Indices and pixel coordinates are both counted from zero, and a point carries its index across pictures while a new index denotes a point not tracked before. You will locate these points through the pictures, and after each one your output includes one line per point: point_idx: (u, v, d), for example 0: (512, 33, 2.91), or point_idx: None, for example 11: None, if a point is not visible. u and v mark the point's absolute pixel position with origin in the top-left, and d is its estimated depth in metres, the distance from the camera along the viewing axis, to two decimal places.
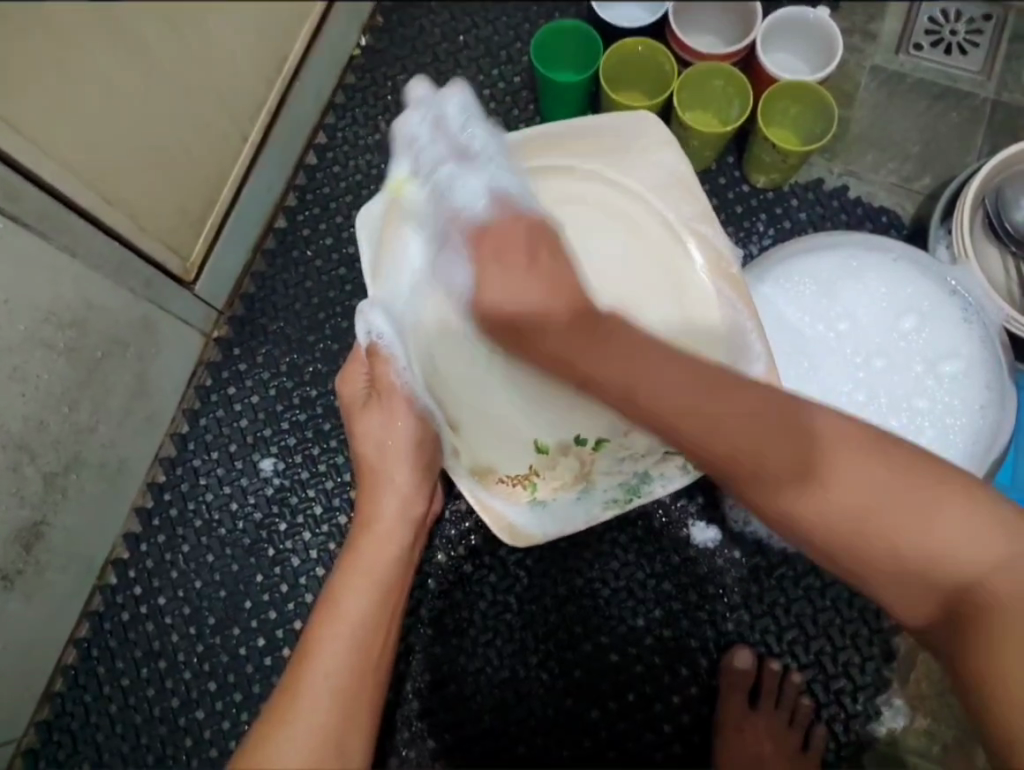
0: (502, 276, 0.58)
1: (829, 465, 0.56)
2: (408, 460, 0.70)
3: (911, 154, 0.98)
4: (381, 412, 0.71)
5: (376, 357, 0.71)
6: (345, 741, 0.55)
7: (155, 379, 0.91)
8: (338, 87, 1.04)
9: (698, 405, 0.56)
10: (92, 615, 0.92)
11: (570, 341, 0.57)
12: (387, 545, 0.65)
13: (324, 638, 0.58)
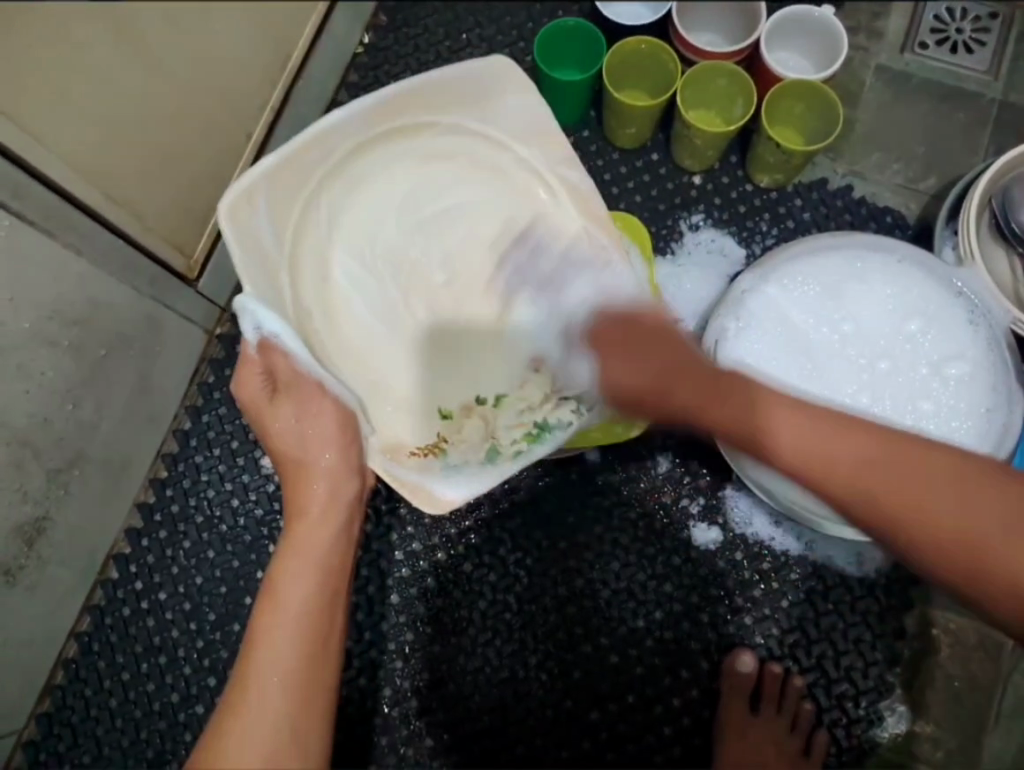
0: (622, 362, 0.67)
1: (954, 505, 0.53)
2: (331, 444, 0.64)
3: (916, 154, 0.97)
4: (295, 404, 0.65)
5: (271, 351, 0.64)
6: (299, 728, 0.55)
7: (158, 376, 0.91)
8: (341, 86, 1.04)
9: (816, 446, 0.58)
10: (93, 610, 0.92)
11: (701, 393, 0.63)
12: (321, 531, 0.61)
13: (270, 631, 0.56)
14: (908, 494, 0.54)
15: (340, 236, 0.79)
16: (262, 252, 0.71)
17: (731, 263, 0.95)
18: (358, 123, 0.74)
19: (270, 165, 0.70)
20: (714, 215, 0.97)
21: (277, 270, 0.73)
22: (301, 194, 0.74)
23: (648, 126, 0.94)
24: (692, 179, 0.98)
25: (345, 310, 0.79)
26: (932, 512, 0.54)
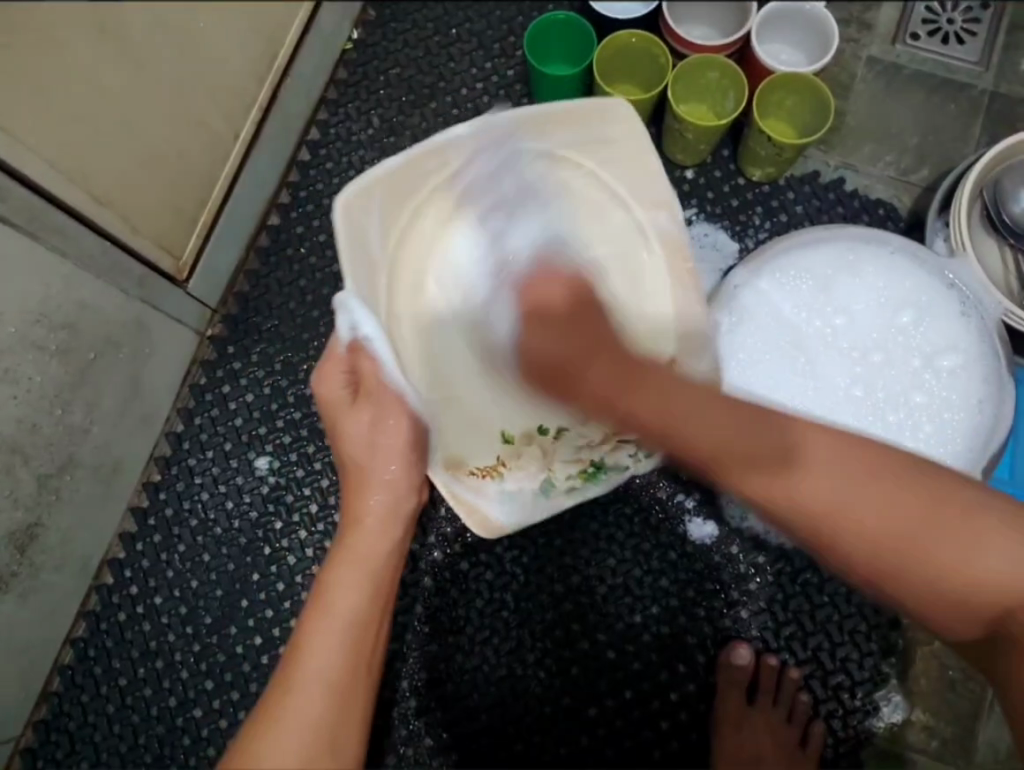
0: (541, 335, 0.70)
1: (866, 503, 0.56)
2: (399, 458, 0.63)
3: (908, 145, 0.97)
4: (373, 409, 0.63)
5: (359, 355, 0.62)
6: (338, 739, 0.55)
7: (149, 378, 0.91)
8: (330, 83, 1.03)
9: (736, 439, 0.58)
10: (89, 615, 0.92)
11: (614, 385, 0.63)
12: (376, 541, 0.61)
13: (315, 637, 0.57)
14: (825, 490, 0.56)
15: (439, 240, 0.77)
16: (365, 251, 0.68)
17: (724, 257, 0.95)
18: (479, 143, 0.70)
19: (394, 167, 0.68)
20: (706, 209, 0.96)
21: (377, 267, 0.71)
22: (410, 200, 0.73)
23: (640, 120, 0.93)
24: (684, 173, 0.97)
25: (416, 307, 0.78)
26: (842, 506, 0.56)
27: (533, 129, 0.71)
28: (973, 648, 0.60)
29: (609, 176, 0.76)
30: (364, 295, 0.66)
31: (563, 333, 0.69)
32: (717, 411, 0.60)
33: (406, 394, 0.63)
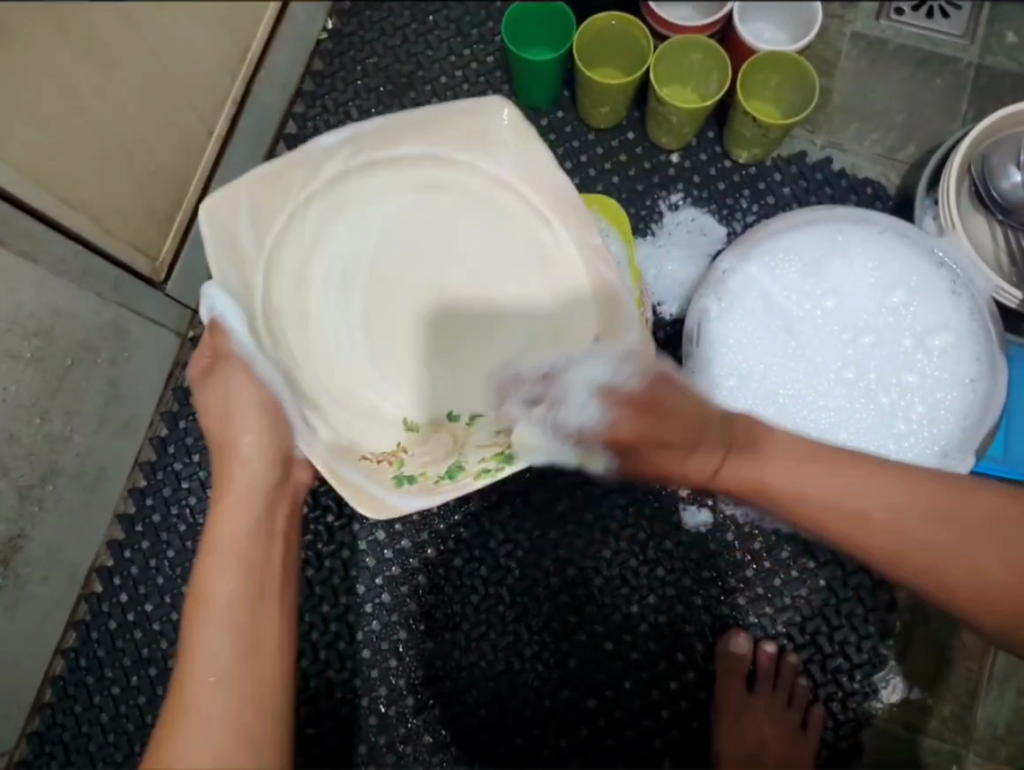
0: (640, 424, 0.61)
1: (951, 546, 0.61)
2: (251, 433, 0.61)
3: (895, 123, 0.96)
4: (224, 389, 0.62)
5: (217, 335, 0.61)
6: (244, 725, 0.57)
7: (129, 384, 0.89)
8: (305, 74, 1.00)
9: (848, 505, 0.62)
10: (79, 625, 0.91)
11: (735, 454, 0.64)
12: (241, 521, 0.62)
13: (204, 636, 0.59)
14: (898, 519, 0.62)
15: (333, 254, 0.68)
16: (235, 256, 0.62)
17: (711, 241, 0.94)
18: (349, 151, 0.65)
19: (263, 173, 0.62)
20: (693, 194, 0.95)
21: (251, 272, 0.63)
22: (283, 207, 0.64)
23: (623, 105, 0.92)
24: (669, 157, 0.96)
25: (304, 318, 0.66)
26: (928, 551, 0.62)
27: (405, 134, 0.65)
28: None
29: (511, 179, 0.68)
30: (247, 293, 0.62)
31: (667, 416, 0.62)
32: (803, 462, 0.63)
33: (253, 363, 0.61)
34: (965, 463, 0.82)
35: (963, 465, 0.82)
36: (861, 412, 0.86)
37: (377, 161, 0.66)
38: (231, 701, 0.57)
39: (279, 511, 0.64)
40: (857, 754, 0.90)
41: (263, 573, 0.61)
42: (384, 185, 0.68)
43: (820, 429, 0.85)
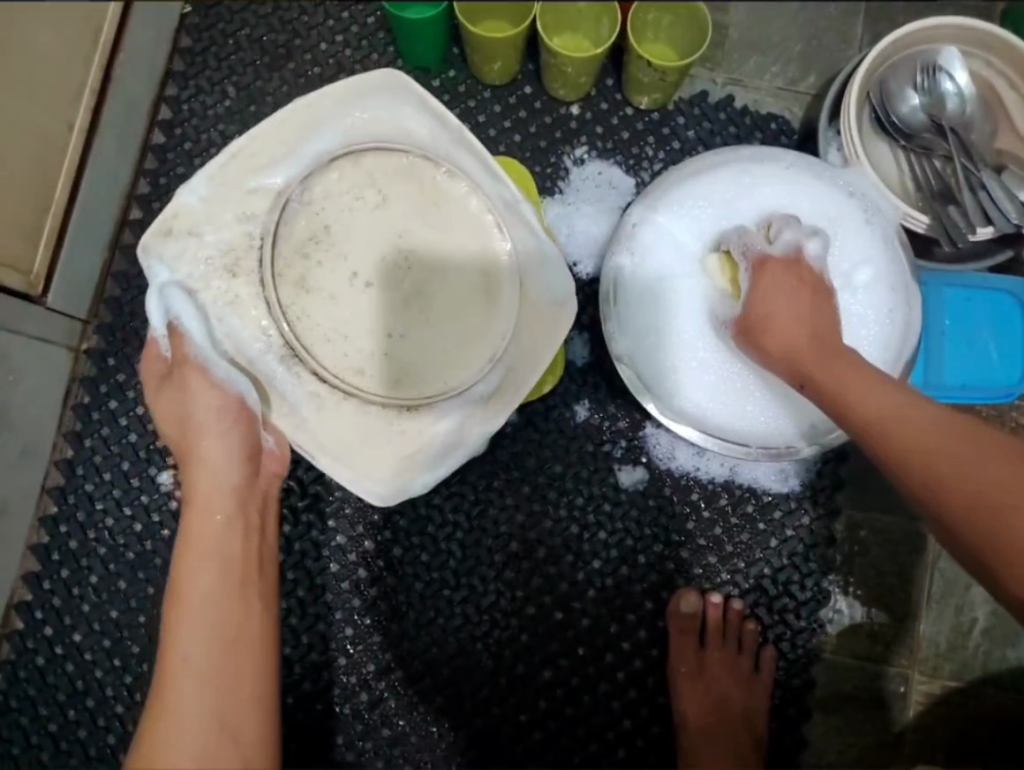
0: (784, 295, 0.74)
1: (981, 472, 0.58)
2: (214, 428, 0.69)
3: (793, 54, 0.93)
4: (182, 387, 0.70)
5: (176, 333, 0.70)
6: (225, 720, 0.59)
7: (21, 409, 0.83)
8: (174, 54, 0.93)
9: (894, 413, 0.62)
10: (5, 666, 0.86)
11: (812, 349, 0.70)
12: (208, 518, 0.66)
13: (180, 635, 0.61)
14: (936, 435, 0.60)
15: (300, 302, 0.79)
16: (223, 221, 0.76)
17: (621, 194, 0.91)
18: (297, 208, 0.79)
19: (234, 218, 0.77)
20: (597, 147, 0.91)
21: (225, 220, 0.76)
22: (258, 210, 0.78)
23: (513, 58, 0.87)
24: (569, 110, 0.92)
25: (273, 178, 0.78)
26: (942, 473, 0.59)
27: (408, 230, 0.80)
28: None
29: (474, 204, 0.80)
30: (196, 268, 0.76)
31: (787, 295, 0.74)
32: (869, 382, 0.65)
33: (212, 366, 0.71)
34: None
35: None
36: None
37: (356, 237, 0.80)
38: (208, 698, 0.59)
39: (252, 506, 0.69)
40: (808, 690, 0.92)
41: (243, 568, 0.65)
42: (360, 235, 0.80)
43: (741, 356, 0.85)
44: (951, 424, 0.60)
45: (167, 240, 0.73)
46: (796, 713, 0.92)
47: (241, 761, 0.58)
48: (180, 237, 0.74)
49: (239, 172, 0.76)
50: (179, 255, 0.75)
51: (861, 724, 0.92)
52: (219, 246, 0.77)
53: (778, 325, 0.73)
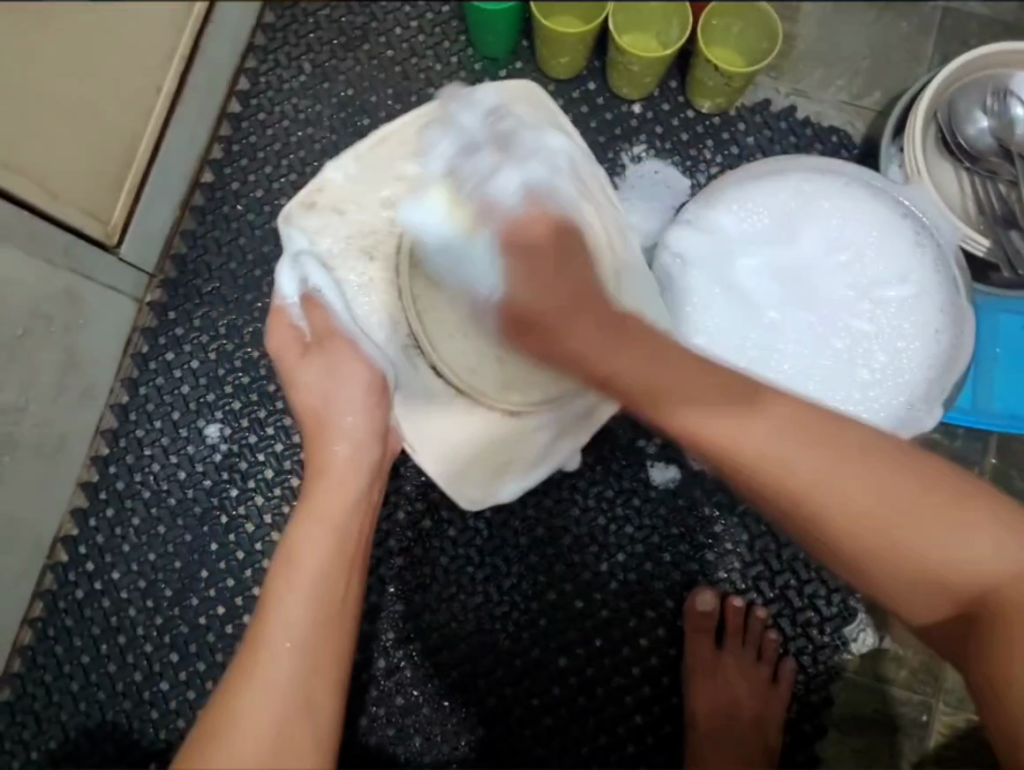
0: (529, 273, 0.63)
1: (821, 467, 0.53)
2: (356, 405, 0.67)
3: (860, 69, 0.94)
4: (325, 359, 0.68)
5: (314, 306, 0.70)
6: (312, 694, 0.55)
7: (86, 351, 0.87)
8: (256, 28, 0.98)
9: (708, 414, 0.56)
10: (45, 595, 0.90)
11: (593, 335, 0.61)
12: (341, 491, 0.63)
13: (282, 600, 0.58)
14: (762, 445, 0.54)
15: (428, 295, 0.78)
16: (367, 202, 0.78)
17: (676, 194, 0.92)
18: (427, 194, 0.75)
19: (377, 200, 0.78)
20: (656, 146, 0.93)
21: (363, 202, 0.79)
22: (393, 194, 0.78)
23: (582, 54, 0.89)
24: (632, 108, 0.94)
25: (414, 167, 0.76)
26: (781, 469, 0.54)
27: None
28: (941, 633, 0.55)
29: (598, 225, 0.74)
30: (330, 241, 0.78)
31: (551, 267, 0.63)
32: (671, 373, 0.58)
33: (357, 340, 0.69)
34: (931, 419, 0.82)
35: (931, 417, 0.81)
36: (822, 361, 0.85)
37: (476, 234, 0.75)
38: (306, 666, 0.55)
39: (376, 490, 0.66)
40: (827, 707, 0.91)
41: (354, 546, 0.62)
42: None
43: (795, 362, 0.85)
44: (780, 425, 0.54)
45: (310, 213, 0.78)
46: (812, 729, 0.91)
47: (317, 737, 0.55)
48: (321, 211, 0.78)
49: (383, 157, 0.77)
50: (319, 228, 0.78)
51: (878, 748, 0.90)
52: (362, 226, 0.79)
53: (536, 301, 0.63)
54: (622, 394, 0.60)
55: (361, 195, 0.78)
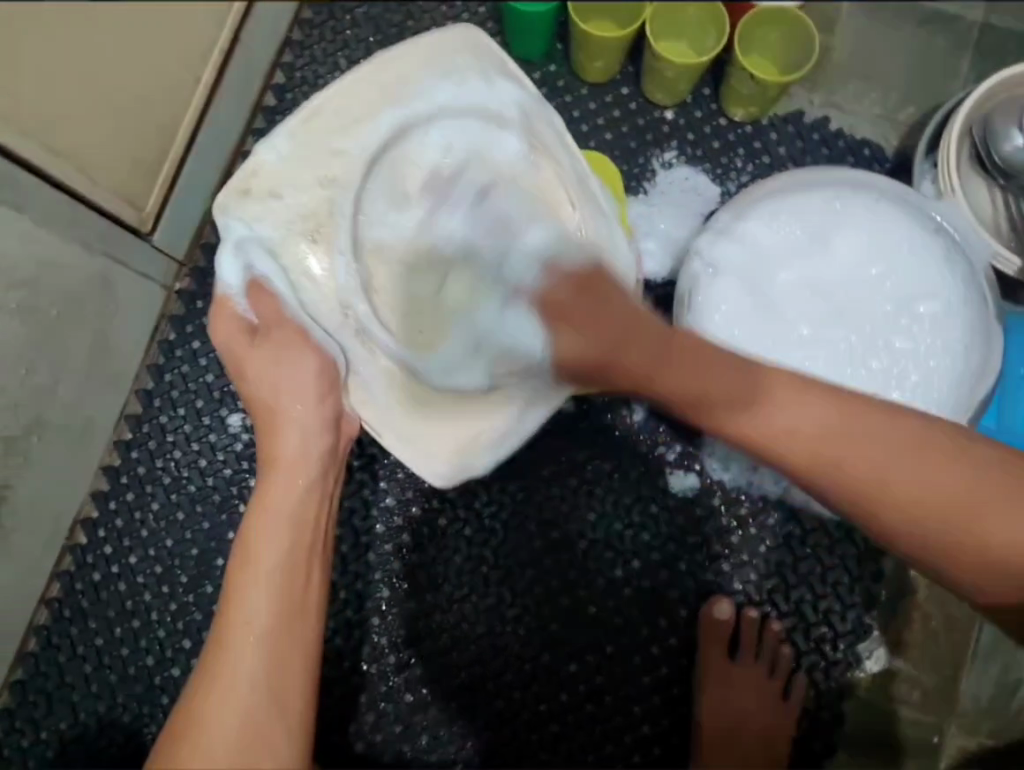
0: (572, 334, 0.65)
1: (881, 456, 0.58)
2: (304, 396, 0.67)
3: (895, 83, 0.94)
4: (274, 350, 0.68)
5: (259, 291, 0.68)
6: (278, 688, 0.56)
7: (114, 335, 0.88)
8: (294, 23, 0.99)
9: (767, 418, 0.60)
10: (63, 576, 0.90)
11: (659, 351, 0.63)
12: (294, 484, 0.64)
13: (245, 596, 0.58)
14: (826, 440, 0.59)
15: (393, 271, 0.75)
16: (308, 177, 0.70)
17: (706, 201, 0.92)
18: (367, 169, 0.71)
19: (310, 180, 0.70)
20: (687, 153, 0.93)
21: (304, 175, 0.70)
22: (335, 167, 0.70)
23: (617, 58, 0.90)
24: (664, 114, 0.94)
25: (357, 140, 0.70)
26: (845, 462, 0.58)
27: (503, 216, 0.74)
28: (1016, 613, 0.60)
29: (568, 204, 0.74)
30: (273, 227, 0.70)
31: (602, 313, 0.64)
32: (741, 380, 0.61)
33: (308, 333, 0.69)
34: None
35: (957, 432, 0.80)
36: (849, 374, 0.85)
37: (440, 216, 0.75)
38: (270, 660, 0.56)
39: (330, 478, 0.67)
40: (838, 724, 0.90)
41: (308, 535, 0.62)
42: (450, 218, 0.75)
43: (827, 379, 0.84)
44: (843, 419, 0.59)
45: (246, 200, 0.68)
46: (822, 747, 0.89)
47: (287, 729, 0.55)
48: (259, 198, 0.69)
49: (328, 127, 0.69)
50: (261, 215, 0.69)
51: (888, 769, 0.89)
52: (299, 211, 0.70)
53: (584, 357, 0.65)
54: (682, 412, 0.64)
55: (294, 171, 0.69)
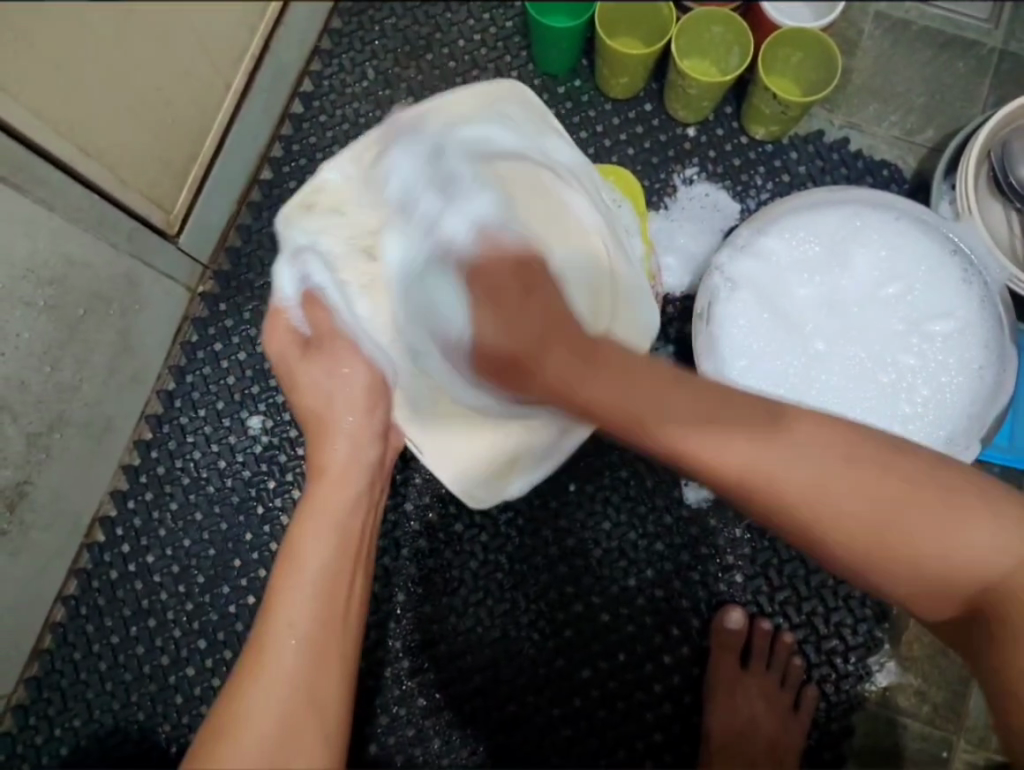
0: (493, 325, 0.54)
1: (829, 480, 0.51)
2: (353, 406, 0.67)
3: (914, 106, 0.95)
4: (324, 363, 0.67)
5: (314, 302, 0.66)
6: (316, 689, 0.57)
7: (138, 335, 0.89)
8: (323, 33, 1.00)
9: (712, 422, 0.53)
10: (80, 574, 0.91)
11: (574, 366, 0.53)
12: (343, 491, 0.65)
13: (287, 597, 0.59)
14: (766, 456, 0.52)
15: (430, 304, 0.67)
16: (362, 197, 0.65)
17: (725, 217, 0.93)
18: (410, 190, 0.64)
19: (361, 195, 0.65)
20: (708, 169, 0.94)
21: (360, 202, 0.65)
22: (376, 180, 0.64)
23: (642, 75, 0.91)
24: (685, 131, 0.95)
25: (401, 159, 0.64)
26: (810, 486, 0.52)
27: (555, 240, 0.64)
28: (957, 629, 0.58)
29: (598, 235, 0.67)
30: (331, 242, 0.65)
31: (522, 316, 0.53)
32: (684, 397, 0.53)
33: (359, 341, 0.66)
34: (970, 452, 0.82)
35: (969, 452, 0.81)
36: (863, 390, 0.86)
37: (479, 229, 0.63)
38: (308, 663, 0.57)
39: (379, 487, 0.68)
40: (846, 737, 0.91)
41: (356, 543, 0.64)
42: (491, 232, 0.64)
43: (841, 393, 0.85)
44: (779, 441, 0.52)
45: (310, 214, 0.66)
46: (831, 758, 0.90)
47: (324, 729, 0.57)
48: (322, 213, 0.66)
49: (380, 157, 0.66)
50: (319, 228, 0.66)
51: None
52: (359, 224, 0.65)
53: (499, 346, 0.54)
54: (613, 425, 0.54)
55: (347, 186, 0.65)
